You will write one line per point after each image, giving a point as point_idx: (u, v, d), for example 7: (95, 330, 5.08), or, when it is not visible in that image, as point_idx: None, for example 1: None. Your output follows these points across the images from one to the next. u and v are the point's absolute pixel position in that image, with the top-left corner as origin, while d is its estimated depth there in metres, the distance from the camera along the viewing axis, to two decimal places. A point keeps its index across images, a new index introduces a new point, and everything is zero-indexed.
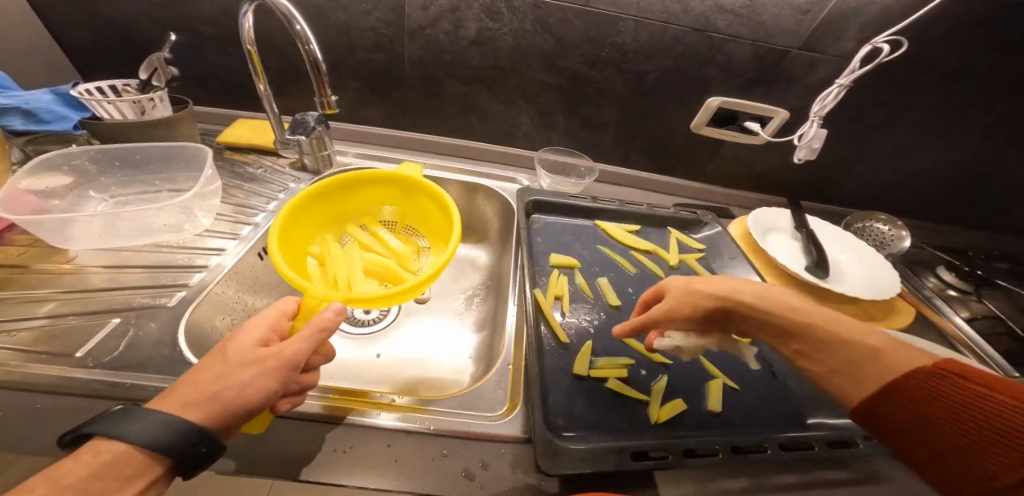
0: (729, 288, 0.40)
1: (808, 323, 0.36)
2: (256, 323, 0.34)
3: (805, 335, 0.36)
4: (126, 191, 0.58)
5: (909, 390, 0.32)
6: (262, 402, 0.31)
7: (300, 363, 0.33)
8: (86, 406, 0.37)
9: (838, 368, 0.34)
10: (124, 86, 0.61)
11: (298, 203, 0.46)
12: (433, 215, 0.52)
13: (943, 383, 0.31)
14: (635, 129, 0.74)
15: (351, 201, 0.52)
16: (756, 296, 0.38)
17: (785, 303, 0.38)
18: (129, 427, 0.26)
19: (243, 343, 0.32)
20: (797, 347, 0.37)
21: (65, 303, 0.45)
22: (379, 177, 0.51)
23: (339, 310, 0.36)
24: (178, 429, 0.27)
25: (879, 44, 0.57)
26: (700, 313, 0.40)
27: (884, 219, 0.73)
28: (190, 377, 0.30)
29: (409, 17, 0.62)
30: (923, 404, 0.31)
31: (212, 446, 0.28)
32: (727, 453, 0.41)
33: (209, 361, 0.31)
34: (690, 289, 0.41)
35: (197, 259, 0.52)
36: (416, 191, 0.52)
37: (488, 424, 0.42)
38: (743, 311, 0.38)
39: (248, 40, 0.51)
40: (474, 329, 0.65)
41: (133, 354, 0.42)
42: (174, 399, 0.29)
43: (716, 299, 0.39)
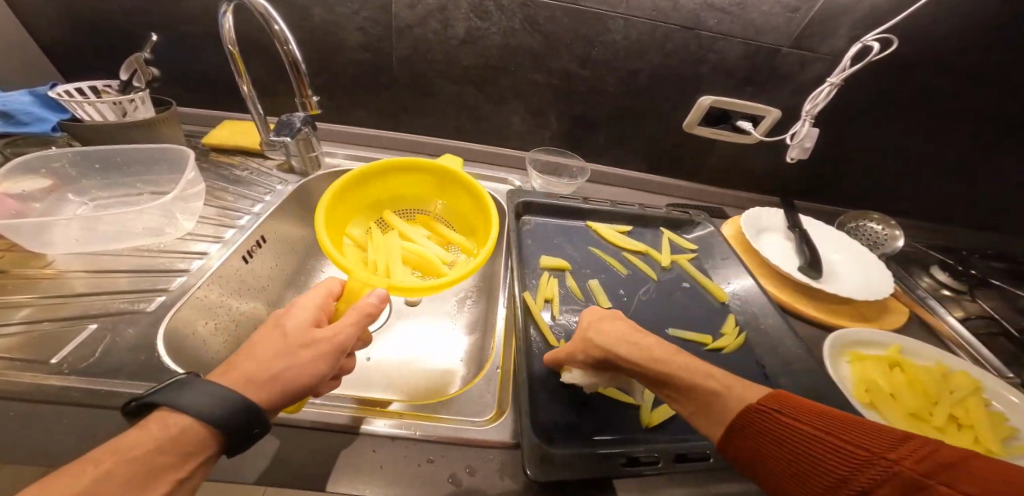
0: (607, 340, 0.40)
1: (678, 369, 0.36)
2: (307, 304, 0.36)
3: (672, 382, 0.36)
4: (106, 195, 0.57)
5: (744, 428, 0.32)
6: (314, 384, 0.33)
7: (348, 347, 0.35)
8: (61, 415, 0.36)
9: (700, 409, 0.34)
10: (105, 87, 0.60)
11: (339, 187, 0.45)
12: (469, 212, 0.51)
13: (775, 422, 0.31)
14: (627, 129, 0.74)
15: (387, 189, 0.51)
16: (635, 345, 0.39)
17: (663, 351, 0.38)
18: (192, 400, 0.27)
19: (296, 326, 0.34)
20: (667, 390, 0.37)
21: (41, 310, 0.44)
22: (416, 164, 0.50)
23: (383, 296, 0.37)
24: (237, 405, 0.28)
25: (869, 42, 0.56)
26: (590, 358, 0.41)
27: (878, 218, 0.72)
28: (246, 356, 0.32)
29: (396, 16, 0.61)
30: (761, 442, 0.31)
31: (263, 426, 0.29)
32: (717, 458, 0.41)
33: (266, 339, 0.33)
34: (585, 338, 0.42)
35: (178, 263, 0.51)
36: (455, 184, 0.50)
37: (476, 429, 0.41)
38: (622, 360, 0.39)
39: (229, 40, 0.50)
40: (465, 332, 0.64)
41: (109, 361, 0.41)
42: (233, 376, 0.30)
43: (598, 349, 0.40)
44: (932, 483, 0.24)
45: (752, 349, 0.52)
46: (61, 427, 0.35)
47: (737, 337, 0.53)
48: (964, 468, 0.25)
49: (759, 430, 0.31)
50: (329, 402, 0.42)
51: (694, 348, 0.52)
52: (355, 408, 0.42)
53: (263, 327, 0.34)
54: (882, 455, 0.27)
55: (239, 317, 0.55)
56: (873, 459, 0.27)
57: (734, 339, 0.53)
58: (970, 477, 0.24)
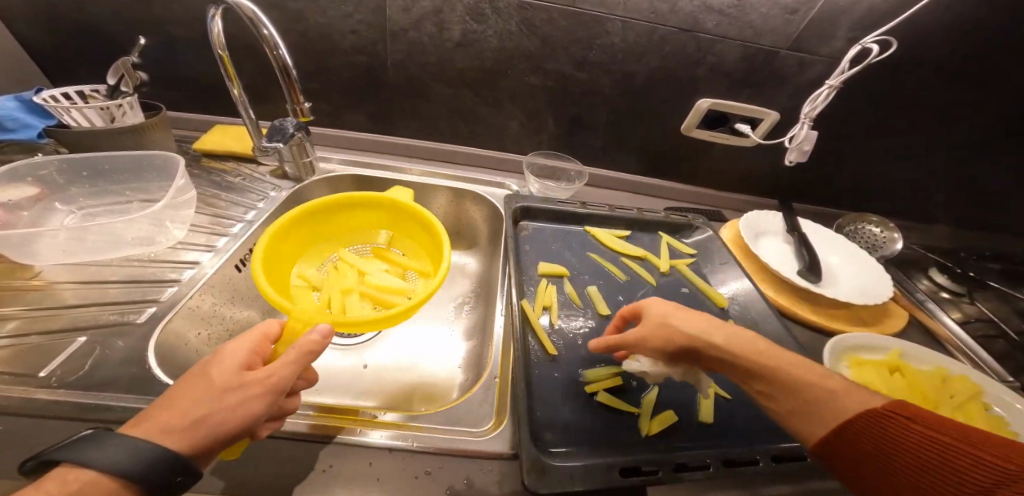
0: (697, 327, 0.38)
1: (772, 364, 0.35)
2: (239, 344, 0.33)
3: (764, 374, 0.35)
4: (95, 203, 0.55)
5: (878, 433, 0.30)
6: (246, 429, 0.30)
7: (287, 387, 0.33)
8: (46, 432, 0.35)
9: (797, 408, 0.33)
10: (92, 91, 0.58)
11: (284, 223, 0.48)
12: (421, 238, 0.55)
13: (911, 430, 0.30)
14: (623, 131, 0.73)
15: (338, 224, 0.55)
16: (726, 336, 0.37)
17: (754, 346, 0.36)
18: (101, 454, 0.25)
19: (226, 367, 0.31)
20: (762, 386, 0.35)
21: (30, 322, 0.43)
22: (366, 200, 0.54)
23: (325, 332, 0.35)
24: (153, 459, 0.25)
25: (868, 44, 0.56)
26: (669, 348, 0.39)
27: (876, 221, 0.72)
28: (164, 404, 0.29)
29: (390, 18, 0.60)
30: (893, 449, 0.30)
31: (187, 476, 0.27)
32: (717, 466, 0.40)
33: (186, 384, 0.29)
34: (666, 324, 0.40)
35: (169, 273, 0.50)
36: (405, 214, 0.55)
37: (474, 440, 0.41)
38: (709, 349, 0.37)
39: (219, 45, 0.49)
40: (464, 338, 0.63)
41: (99, 374, 0.40)
42: (149, 426, 0.27)
43: (684, 337, 0.38)
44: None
45: None
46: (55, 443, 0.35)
47: None
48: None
49: (890, 438, 0.30)
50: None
51: None
52: (337, 419, 0.41)
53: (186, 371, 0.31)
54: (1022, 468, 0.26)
55: (233, 326, 0.55)
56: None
57: None
58: None
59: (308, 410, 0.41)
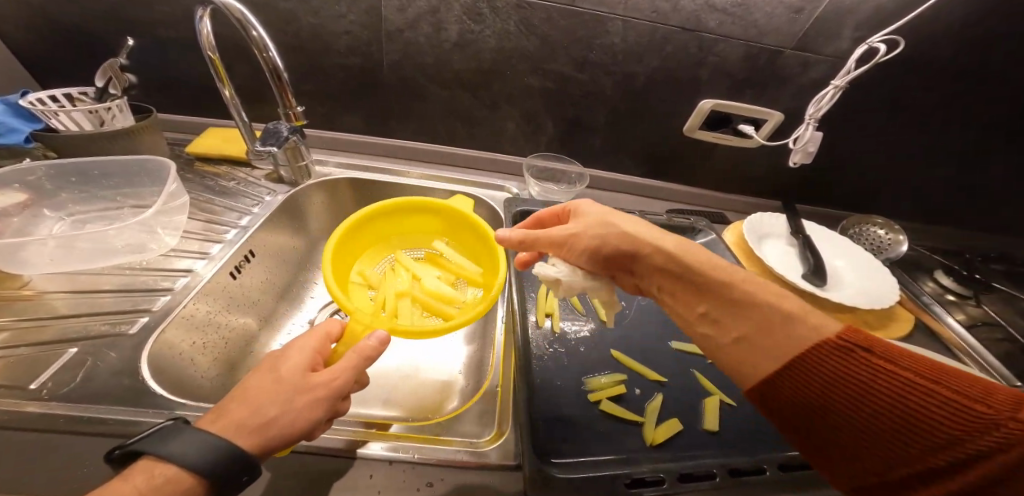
0: (640, 233, 0.34)
1: (723, 278, 0.31)
2: (303, 343, 0.34)
3: (713, 290, 0.31)
4: (84, 209, 0.54)
5: (835, 377, 0.27)
6: (308, 430, 0.32)
7: (345, 391, 0.34)
8: (36, 450, 0.34)
9: (746, 337, 0.30)
10: (80, 94, 0.57)
11: (350, 224, 0.47)
12: (478, 251, 0.51)
13: (863, 366, 0.27)
14: (623, 133, 0.72)
15: (395, 228, 0.52)
16: (677, 242, 0.34)
17: (710, 260, 0.33)
18: (183, 451, 0.26)
19: (295, 367, 0.32)
20: (706, 308, 0.32)
21: (20, 333, 0.42)
22: (425, 206, 0.51)
23: (383, 338, 0.35)
24: (228, 458, 0.27)
25: (874, 44, 0.55)
26: (605, 250, 0.35)
27: (881, 223, 0.71)
28: (241, 399, 0.30)
29: (385, 19, 0.59)
30: (842, 388, 0.27)
31: (253, 474, 0.28)
32: (724, 476, 0.40)
33: (260, 382, 0.31)
34: (605, 222, 0.36)
35: (162, 281, 0.49)
36: (464, 224, 0.51)
37: (474, 451, 0.40)
38: (656, 256, 0.33)
39: (208, 46, 0.48)
40: (464, 343, 0.62)
41: (90, 386, 0.39)
42: (226, 421, 0.29)
43: (625, 242, 0.34)
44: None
45: None
46: (47, 457, 0.34)
47: None
48: None
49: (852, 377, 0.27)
50: None
51: (696, 359, 0.53)
52: (355, 432, 0.40)
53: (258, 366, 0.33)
54: (977, 403, 0.25)
55: (229, 334, 0.54)
56: (974, 407, 0.25)
57: None
58: None
59: (351, 427, 0.41)
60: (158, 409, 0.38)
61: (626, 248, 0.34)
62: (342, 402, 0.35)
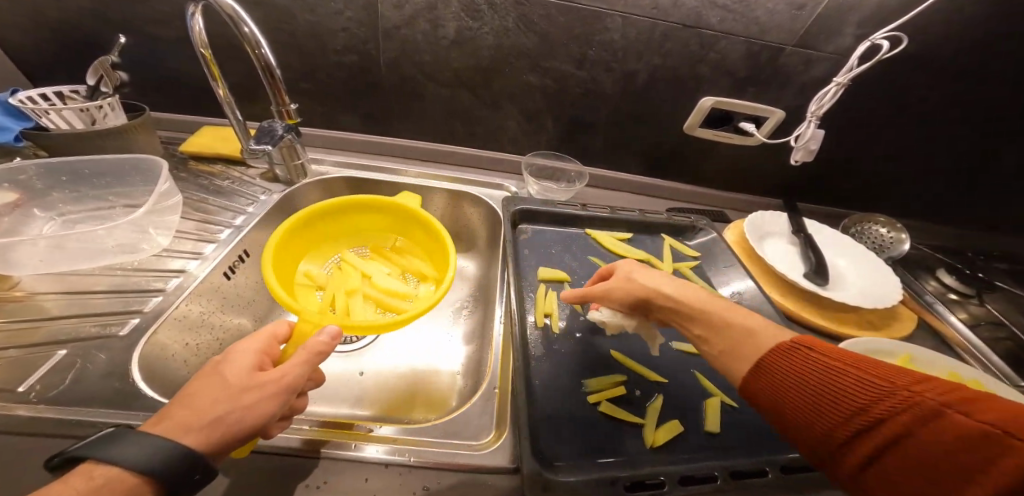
0: (653, 281, 0.42)
1: (708, 308, 0.38)
2: (248, 345, 0.33)
3: (703, 319, 0.37)
4: (76, 209, 0.53)
5: (787, 367, 0.32)
6: (262, 426, 0.30)
7: (299, 387, 0.33)
8: (23, 454, 0.34)
9: (728, 350, 0.35)
10: (71, 92, 0.56)
11: (290, 226, 0.46)
12: (426, 245, 0.53)
13: (813, 360, 0.31)
14: (623, 132, 0.72)
15: (342, 228, 0.53)
16: (677, 286, 0.40)
17: (697, 294, 0.39)
18: (124, 452, 0.25)
19: (241, 367, 0.31)
20: (699, 330, 0.38)
21: (9, 335, 0.41)
22: (371, 204, 0.53)
23: (335, 333, 0.35)
24: (175, 457, 0.26)
25: (877, 41, 0.54)
26: (631, 299, 0.42)
27: (883, 221, 0.70)
28: (185, 401, 0.29)
29: (381, 16, 0.58)
30: (785, 377, 0.32)
31: (206, 473, 0.27)
32: (725, 479, 0.39)
33: (203, 383, 0.30)
34: (630, 278, 0.43)
35: (154, 282, 0.48)
36: (411, 219, 0.53)
37: (471, 454, 0.39)
38: (662, 299, 0.40)
39: (201, 43, 0.47)
40: (462, 343, 0.61)
41: (79, 389, 0.38)
42: (170, 424, 0.28)
43: (643, 289, 0.41)
44: (952, 411, 0.24)
45: None
46: (37, 462, 0.33)
47: None
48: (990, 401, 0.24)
49: (796, 369, 0.31)
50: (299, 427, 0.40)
51: (697, 360, 0.52)
52: (311, 430, 0.39)
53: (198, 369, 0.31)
54: (902, 386, 0.27)
55: (223, 335, 0.53)
56: (896, 389, 0.27)
57: None
58: (994, 407, 0.24)
59: (308, 426, 0.40)
60: (150, 412, 0.37)
61: (640, 292, 0.42)
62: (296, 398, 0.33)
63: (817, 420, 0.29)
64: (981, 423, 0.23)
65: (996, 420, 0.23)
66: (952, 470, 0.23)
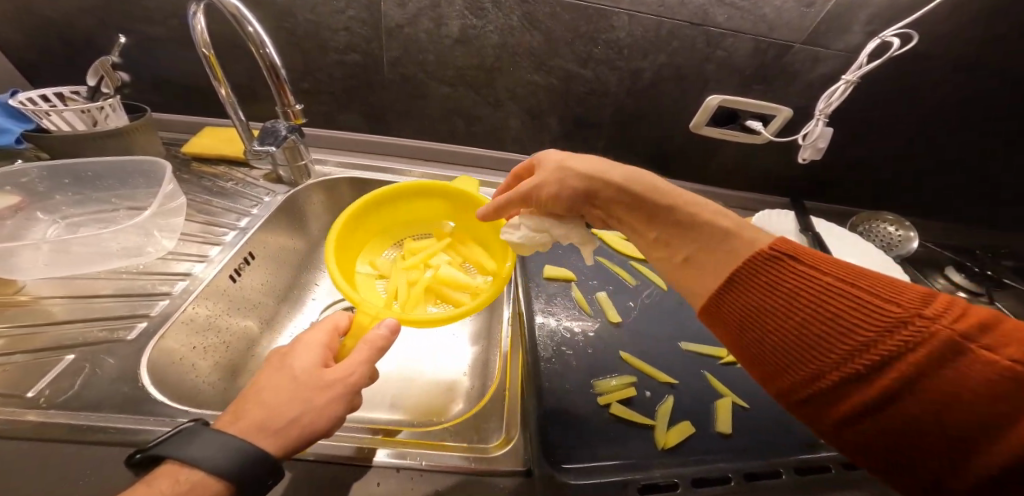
0: (594, 168, 0.36)
1: (665, 202, 0.33)
2: (313, 340, 0.34)
3: (659, 214, 0.33)
4: (79, 212, 0.53)
5: (768, 284, 0.27)
6: (327, 426, 0.32)
7: (361, 386, 0.34)
8: (33, 459, 0.33)
9: (689, 256, 0.31)
10: (71, 93, 0.56)
11: (349, 216, 0.46)
12: (483, 236, 0.51)
13: (800, 277, 0.26)
14: (629, 131, 0.71)
15: (395, 216, 0.52)
16: (624, 172, 0.35)
17: (651, 183, 0.34)
18: (203, 454, 0.26)
19: (308, 365, 0.32)
20: (659, 233, 0.33)
21: (15, 341, 0.40)
22: (426, 188, 0.50)
23: (393, 327, 0.35)
24: (248, 457, 0.27)
25: (887, 38, 0.54)
26: (566, 191, 0.37)
27: (891, 219, 0.70)
28: (257, 400, 0.30)
29: (384, 15, 0.57)
30: (773, 297, 0.26)
31: (277, 476, 0.29)
32: (738, 482, 0.40)
33: (273, 382, 0.31)
34: (562, 167, 0.38)
35: (159, 285, 0.48)
36: (467, 204, 0.50)
37: (485, 457, 0.39)
38: (607, 190, 0.36)
39: (203, 43, 0.46)
40: (469, 343, 0.61)
41: (87, 394, 0.37)
42: (244, 423, 0.29)
43: (581, 180, 0.37)
44: (973, 345, 0.20)
45: None
46: (49, 468, 0.33)
47: None
48: (1003, 333, 0.21)
49: (784, 288, 0.26)
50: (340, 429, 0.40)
51: (707, 361, 0.52)
52: (366, 439, 0.39)
53: (268, 367, 0.33)
54: (911, 311, 0.22)
55: (230, 339, 0.53)
56: (907, 316, 0.22)
57: None
58: (1007, 339, 0.20)
59: (361, 433, 0.39)
60: (158, 417, 0.37)
61: (575, 187, 0.37)
62: (360, 397, 0.34)
63: (813, 356, 0.24)
64: (1005, 360, 0.20)
65: (1015, 353, 0.20)
66: (964, 414, 0.20)
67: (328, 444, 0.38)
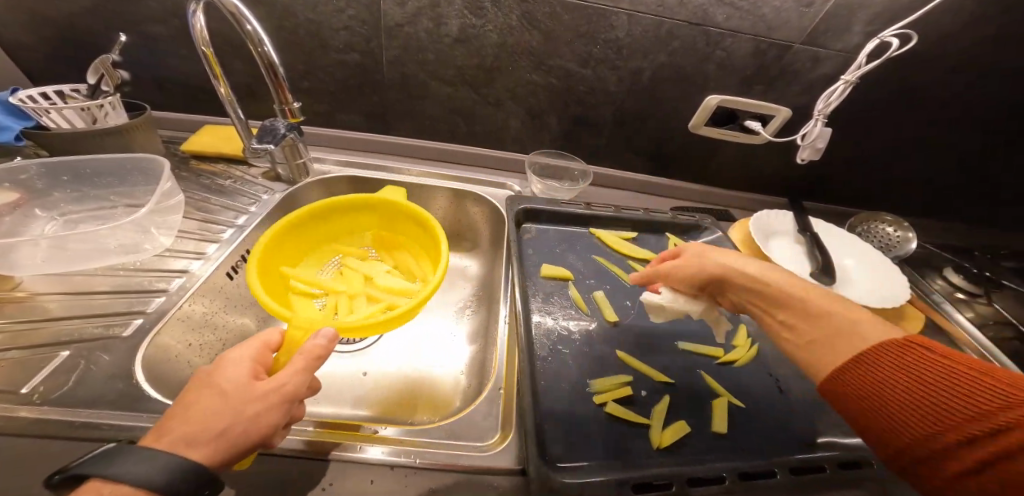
0: (734, 261, 0.39)
1: (803, 294, 0.34)
2: (241, 355, 0.32)
3: (791, 302, 0.34)
4: (77, 209, 0.53)
5: (889, 363, 0.29)
6: (266, 437, 0.30)
7: (301, 394, 0.33)
8: (27, 455, 0.33)
9: (816, 340, 0.33)
10: (72, 91, 0.56)
11: (275, 231, 0.47)
12: (417, 240, 0.54)
13: (930, 362, 0.29)
14: (628, 130, 0.71)
15: (328, 231, 0.54)
16: (764, 268, 0.37)
17: (801, 284, 0.35)
18: (131, 469, 0.25)
19: (239, 378, 0.30)
20: (785, 317, 0.35)
21: (11, 337, 0.41)
22: (358, 201, 0.54)
23: (331, 336, 0.35)
24: (181, 470, 0.25)
25: (886, 38, 0.54)
26: (699, 276, 0.41)
27: (889, 220, 0.70)
28: (184, 414, 0.29)
29: (384, 14, 0.57)
30: (892, 374, 0.29)
31: (215, 487, 0.27)
32: (734, 480, 0.39)
33: (200, 397, 0.29)
34: (705, 256, 0.42)
35: (157, 282, 0.48)
36: (398, 213, 0.54)
37: (480, 456, 0.39)
38: (740, 279, 0.38)
39: (202, 42, 0.47)
40: (467, 342, 0.61)
41: (83, 391, 0.38)
42: (172, 438, 0.27)
43: (716, 267, 0.40)
44: None
45: (765, 363, 0.52)
46: (43, 463, 0.33)
47: (748, 350, 0.53)
48: None
49: (902, 366, 0.29)
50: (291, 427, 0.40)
51: (704, 361, 0.51)
52: (313, 433, 0.39)
53: (193, 383, 0.31)
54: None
55: (226, 337, 0.52)
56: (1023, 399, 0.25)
57: (747, 352, 0.53)
58: None
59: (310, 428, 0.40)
60: (153, 414, 0.37)
61: (712, 270, 0.40)
62: (298, 406, 0.33)
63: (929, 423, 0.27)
64: None
65: None
66: None
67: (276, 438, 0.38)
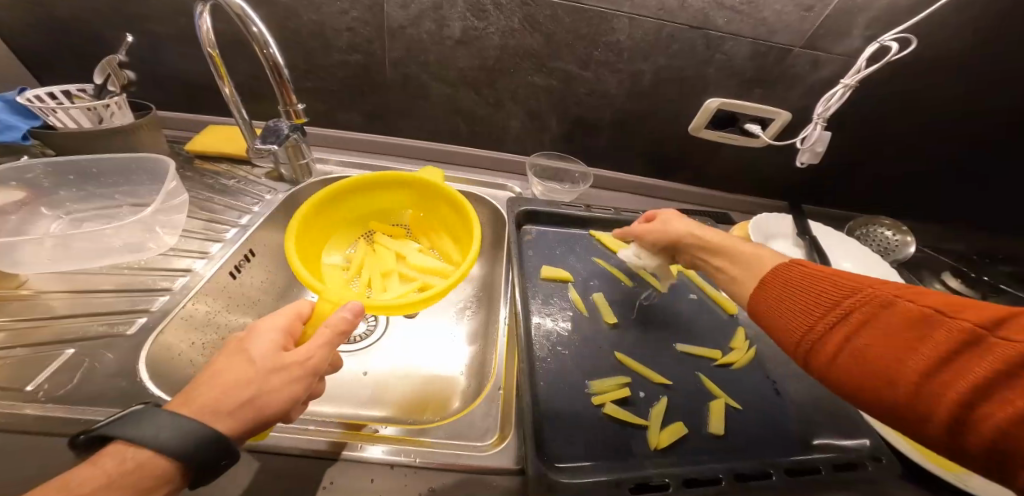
0: (685, 227, 0.47)
1: (741, 246, 0.41)
2: (273, 325, 0.33)
3: (727, 252, 0.42)
4: (82, 207, 0.54)
5: (782, 282, 0.35)
6: (286, 409, 0.31)
7: (321, 369, 0.33)
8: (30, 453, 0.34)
9: (735, 276, 0.40)
10: (78, 91, 0.56)
11: (310, 207, 0.47)
12: (451, 225, 0.53)
13: (811, 274, 0.33)
14: (629, 133, 0.71)
15: (363, 206, 0.54)
16: (716, 233, 0.44)
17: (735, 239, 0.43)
18: (150, 432, 0.25)
19: (267, 348, 0.31)
20: (720, 262, 0.42)
21: (17, 334, 0.41)
22: (398, 179, 0.53)
23: (358, 310, 0.35)
24: (201, 437, 0.26)
25: (886, 42, 0.54)
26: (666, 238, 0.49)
27: (888, 223, 0.70)
28: (211, 379, 0.29)
29: (387, 16, 0.58)
30: (781, 289, 0.35)
31: (232, 457, 0.27)
32: (729, 481, 0.40)
33: (229, 364, 0.30)
34: (669, 225, 0.49)
35: (161, 281, 0.48)
36: (437, 195, 0.53)
37: (480, 455, 0.39)
38: (694, 242, 0.46)
39: (208, 43, 0.47)
40: (466, 342, 0.62)
41: (86, 388, 0.38)
42: (197, 405, 0.28)
43: (676, 232, 0.48)
44: (904, 301, 0.27)
45: (762, 365, 0.53)
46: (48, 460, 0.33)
47: (746, 352, 0.53)
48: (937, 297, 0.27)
49: (789, 282, 0.34)
50: (306, 426, 0.40)
51: (702, 363, 0.52)
52: (338, 434, 0.39)
53: (226, 348, 0.31)
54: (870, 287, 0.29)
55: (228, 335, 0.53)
56: (864, 289, 0.30)
57: (745, 354, 0.53)
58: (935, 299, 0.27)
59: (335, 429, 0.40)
60: None
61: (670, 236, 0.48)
62: (318, 381, 0.34)
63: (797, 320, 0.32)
64: (928, 307, 0.26)
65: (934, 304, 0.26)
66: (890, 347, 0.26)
67: (276, 435, 0.38)
